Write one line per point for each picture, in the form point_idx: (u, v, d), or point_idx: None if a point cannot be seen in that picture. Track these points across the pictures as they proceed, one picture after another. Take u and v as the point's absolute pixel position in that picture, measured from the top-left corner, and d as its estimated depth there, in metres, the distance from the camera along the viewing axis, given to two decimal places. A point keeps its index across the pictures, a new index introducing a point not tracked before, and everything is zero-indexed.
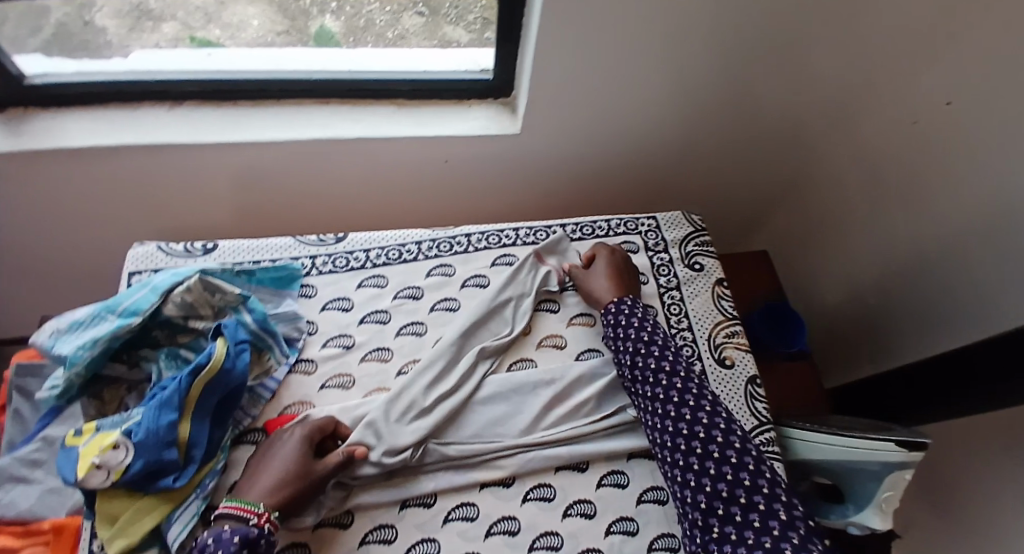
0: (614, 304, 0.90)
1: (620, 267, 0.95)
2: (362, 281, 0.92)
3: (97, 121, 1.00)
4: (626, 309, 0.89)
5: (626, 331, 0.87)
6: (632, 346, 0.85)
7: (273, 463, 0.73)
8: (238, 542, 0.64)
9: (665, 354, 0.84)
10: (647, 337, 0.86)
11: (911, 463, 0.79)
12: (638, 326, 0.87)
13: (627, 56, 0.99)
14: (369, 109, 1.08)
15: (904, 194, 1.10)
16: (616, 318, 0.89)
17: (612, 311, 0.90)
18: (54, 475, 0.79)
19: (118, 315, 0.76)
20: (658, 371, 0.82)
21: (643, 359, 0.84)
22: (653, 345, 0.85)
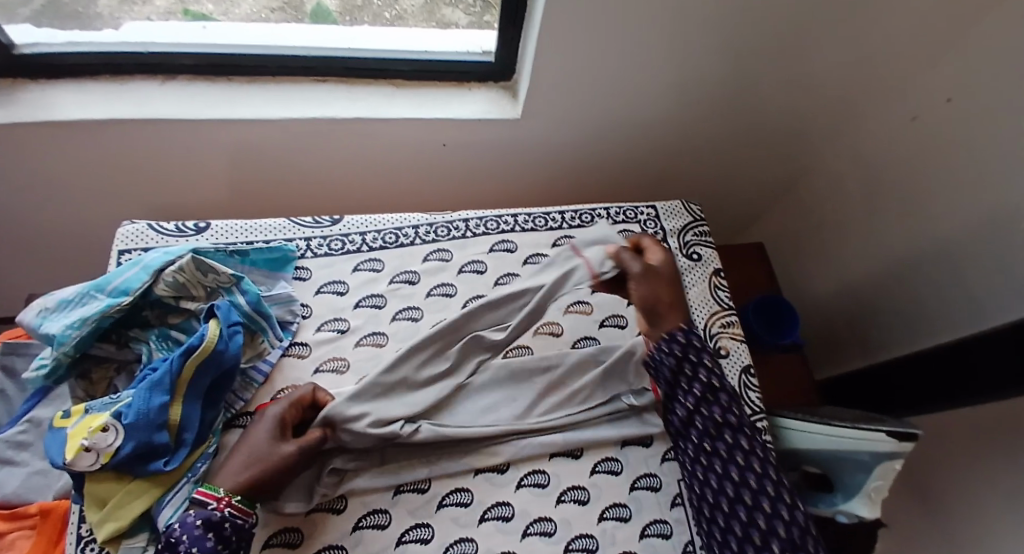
0: (683, 334, 0.82)
1: (673, 279, 0.89)
2: (357, 265, 0.91)
3: (87, 94, 0.98)
4: (695, 344, 0.82)
5: (691, 371, 0.81)
6: (698, 392, 0.80)
7: (244, 443, 0.71)
8: (201, 525, 0.64)
9: (733, 407, 0.79)
10: (715, 384, 0.80)
11: (900, 453, 0.79)
12: (708, 370, 0.81)
13: (633, 43, 0.97)
14: (367, 89, 1.06)
15: (902, 188, 1.09)
16: (682, 353, 0.81)
17: (677, 342, 0.82)
18: (41, 457, 0.78)
19: (108, 295, 0.74)
20: (723, 426, 0.78)
21: (708, 409, 0.79)
22: (721, 393, 0.80)
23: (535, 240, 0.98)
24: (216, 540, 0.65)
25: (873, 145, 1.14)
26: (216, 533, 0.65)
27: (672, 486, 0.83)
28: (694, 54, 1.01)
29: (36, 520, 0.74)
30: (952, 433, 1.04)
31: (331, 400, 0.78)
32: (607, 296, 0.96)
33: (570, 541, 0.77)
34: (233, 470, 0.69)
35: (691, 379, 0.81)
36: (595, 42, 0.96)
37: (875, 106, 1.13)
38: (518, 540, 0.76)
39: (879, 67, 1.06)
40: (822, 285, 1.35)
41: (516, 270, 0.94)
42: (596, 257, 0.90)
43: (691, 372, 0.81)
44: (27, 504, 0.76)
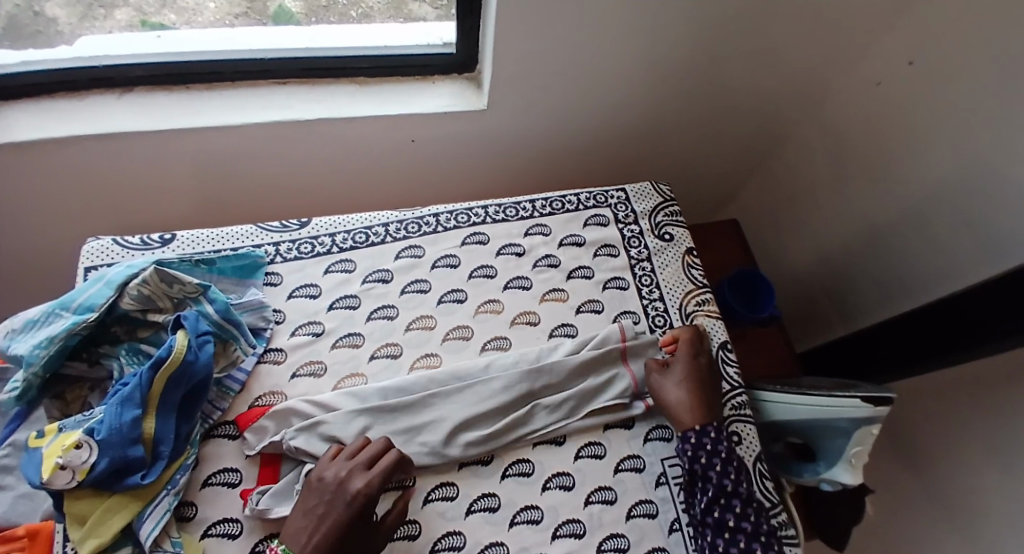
0: (697, 434, 0.81)
1: (698, 378, 0.85)
2: (329, 267, 0.90)
3: (42, 113, 0.96)
4: (710, 446, 0.80)
5: (704, 473, 0.79)
6: (711, 494, 0.77)
7: (329, 513, 0.68)
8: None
9: (747, 513, 0.77)
10: (731, 488, 0.78)
11: (877, 418, 0.81)
12: (722, 473, 0.79)
13: (595, 26, 0.97)
14: (329, 88, 1.05)
15: (870, 156, 1.11)
16: (695, 454, 0.80)
17: (690, 443, 0.80)
18: (26, 480, 0.72)
19: (73, 312, 0.73)
20: (736, 530, 0.76)
21: (722, 513, 0.77)
22: (735, 498, 0.78)
23: (507, 231, 0.98)
24: None
25: (842, 115, 1.15)
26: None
27: (656, 466, 0.84)
28: (656, 34, 1.01)
29: (24, 543, 0.69)
30: (933, 394, 1.05)
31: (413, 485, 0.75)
32: (582, 282, 0.96)
33: (558, 527, 0.77)
34: (319, 542, 0.66)
35: (706, 480, 0.79)
36: (555, 27, 0.95)
37: (840, 75, 1.14)
38: (506, 530, 0.76)
39: (842, 36, 1.06)
40: (798, 256, 1.36)
41: (488, 262, 0.94)
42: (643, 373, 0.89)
43: (704, 474, 0.79)
44: (13, 529, 0.70)
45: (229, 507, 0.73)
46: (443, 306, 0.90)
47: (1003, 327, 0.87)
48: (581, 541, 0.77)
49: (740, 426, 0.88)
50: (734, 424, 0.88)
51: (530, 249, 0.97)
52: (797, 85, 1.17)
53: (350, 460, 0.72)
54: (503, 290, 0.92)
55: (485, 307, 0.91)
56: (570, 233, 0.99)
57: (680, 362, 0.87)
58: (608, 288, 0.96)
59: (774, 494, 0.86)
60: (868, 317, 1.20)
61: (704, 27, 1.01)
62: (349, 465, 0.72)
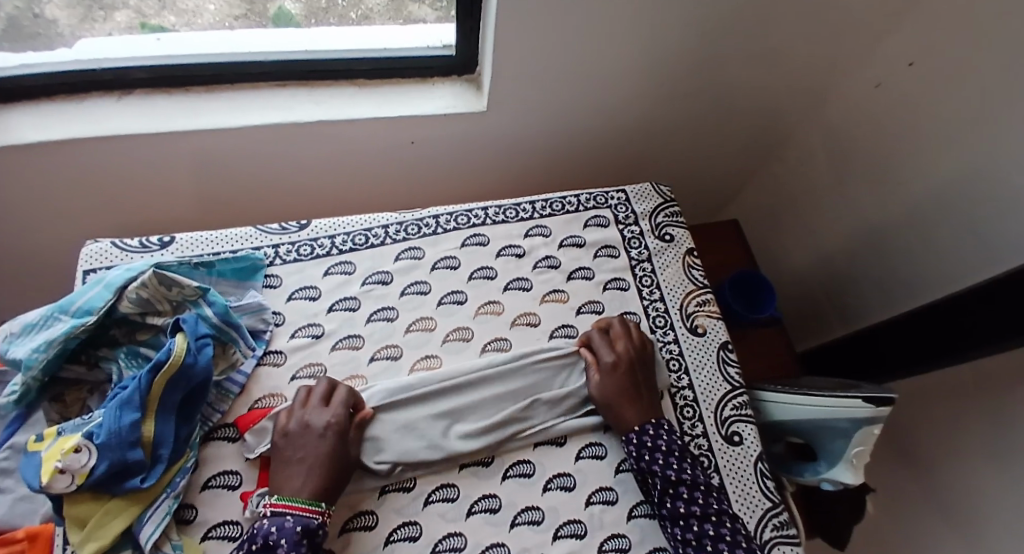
0: (637, 435, 0.80)
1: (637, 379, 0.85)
2: (328, 268, 0.90)
3: (43, 115, 0.96)
4: (649, 442, 0.79)
5: (649, 469, 0.78)
6: (659, 485, 0.77)
7: (308, 452, 0.72)
8: (300, 532, 0.66)
9: (696, 498, 0.76)
10: (675, 476, 0.77)
11: (879, 418, 0.81)
12: (665, 464, 0.78)
13: (595, 27, 0.96)
14: (329, 90, 1.06)
15: (871, 156, 1.10)
16: (638, 452, 0.79)
17: (632, 441, 0.80)
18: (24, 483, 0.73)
19: (72, 315, 0.73)
20: (688, 516, 0.75)
21: (673, 503, 0.76)
22: (682, 486, 0.77)
23: (507, 232, 0.97)
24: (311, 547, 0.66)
25: (843, 115, 1.15)
26: (310, 541, 0.67)
27: None
28: (655, 35, 1.01)
29: (24, 546, 0.69)
30: (935, 394, 1.05)
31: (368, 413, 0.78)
32: (582, 283, 0.95)
33: (559, 528, 0.77)
34: (310, 480, 0.70)
35: (653, 473, 0.78)
36: (555, 29, 0.95)
37: (841, 75, 1.14)
38: (506, 531, 0.76)
39: (842, 37, 1.06)
40: (799, 255, 1.35)
41: (488, 263, 0.94)
42: None
43: (649, 470, 0.78)
44: (12, 530, 0.71)
45: (229, 509, 0.73)
46: (443, 307, 0.90)
47: (1003, 328, 0.86)
48: (582, 541, 0.77)
49: (741, 426, 0.88)
50: (736, 424, 0.88)
51: (530, 250, 0.96)
52: (797, 85, 1.17)
53: (305, 406, 0.76)
54: (503, 291, 0.92)
55: (485, 308, 0.91)
56: (570, 234, 0.99)
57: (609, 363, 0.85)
58: (609, 289, 0.96)
59: (775, 494, 0.85)
60: (869, 317, 1.19)
61: (703, 28, 1.01)
62: (306, 409, 0.76)
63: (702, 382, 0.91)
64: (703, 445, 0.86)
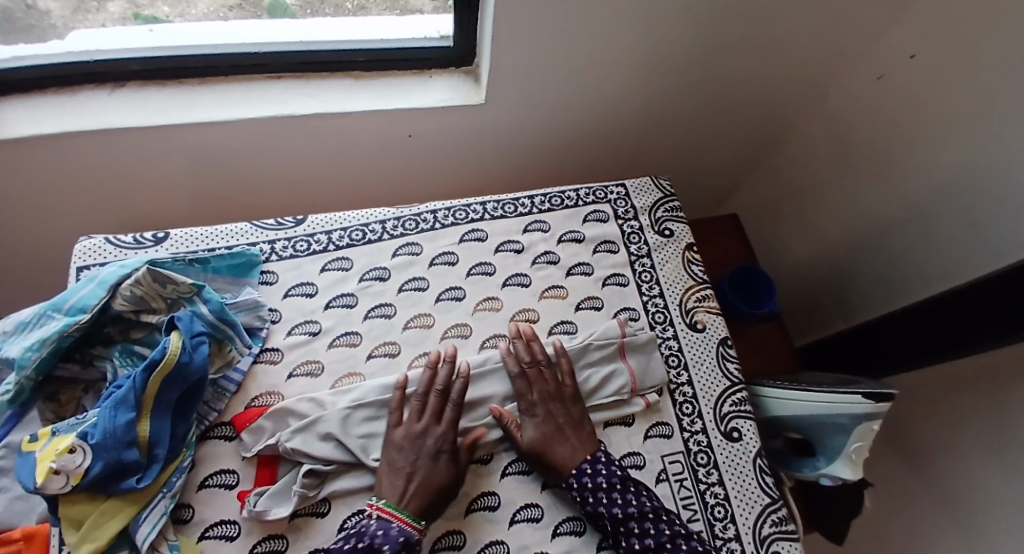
0: (575, 478, 0.76)
1: (561, 420, 0.80)
2: (325, 265, 0.89)
3: (35, 109, 0.95)
4: (589, 481, 0.75)
5: (595, 508, 0.74)
6: (610, 523, 0.74)
7: (419, 464, 0.73)
8: (401, 543, 0.67)
9: (648, 530, 0.73)
10: (621, 512, 0.74)
11: (878, 414, 0.81)
12: (609, 502, 0.74)
13: (595, 17, 0.95)
14: (326, 83, 1.04)
15: (871, 149, 1.10)
16: (581, 495, 0.75)
17: (574, 486, 0.75)
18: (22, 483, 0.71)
19: (65, 314, 0.72)
20: (647, 549, 0.72)
21: (629, 540, 0.73)
22: (631, 521, 0.73)
23: (505, 227, 0.97)
24: None
25: (844, 107, 1.14)
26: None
27: (656, 463, 0.83)
28: (656, 26, 0.99)
29: (20, 546, 0.68)
30: (935, 388, 1.05)
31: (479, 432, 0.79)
32: (581, 279, 0.95)
33: (558, 525, 0.77)
34: (417, 494, 0.71)
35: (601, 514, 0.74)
36: (554, 21, 0.94)
37: (841, 67, 1.13)
38: (506, 528, 0.76)
39: (844, 29, 1.05)
40: (799, 249, 1.35)
41: (487, 259, 0.93)
42: (640, 368, 0.88)
43: (596, 511, 0.74)
44: (9, 531, 0.69)
45: (227, 508, 0.72)
46: (442, 304, 0.89)
47: (1005, 323, 0.86)
48: (582, 538, 0.76)
49: (740, 422, 0.88)
50: (735, 420, 0.88)
51: (528, 246, 0.96)
52: (798, 78, 1.16)
53: (418, 421, 0.77)
54: (502, 288, 0.92)
55: (484, 304, 0.90)
56: (569, 230, 0.98)
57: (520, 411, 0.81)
58: (608, 285, 0.95)
59: (774, 489, 0.85)
60: (869, 311, 1.19)
61: (705, 20, 1.00)
62: (420, 425, 0.77)
63: (702, 377, 0.90)
64: (702, 441, 0.86)
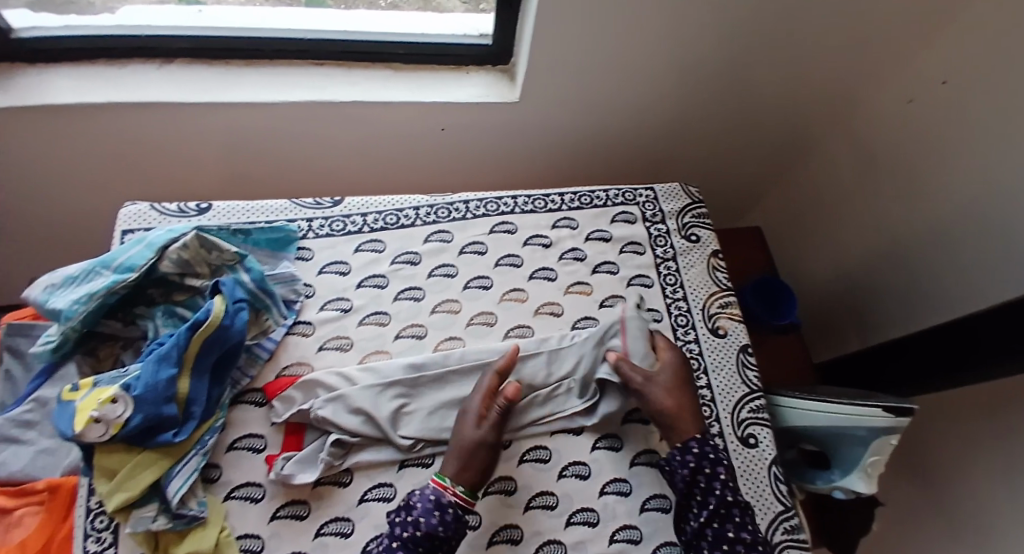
0: (698, 445, 0.79)
1: (682, 381, 0.85)
2: (359, 245, 0.91)
3: (85, 78, 0.98)
4: (711, 455, 0.79)
5: (706, 484, 0.77)
6: (714, 503, 0.76)
7: (457, 431, 0.76)
8: (433, 501, 0.70)
9: (746, 523, 0.76)
10: (730, 498, 0.77)
11: (897, 429, 0.82)
12: (723, 482, 0.77)
13: (632, 24, 0.97)
14: (365, 72, 1.07)
15: (898, 170, 1.10)
16: (698, 464, 0.78)
17: (693, 451, 0.79)
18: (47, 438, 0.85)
19: (113, 271, 0.74)
20: (735, 541, 0.74)
21: (722, 524, 0.75)
22: (735, 508, 0.76)
23: (535, 222, 0.98)
24: (439, 518, 0.68)
25: (872, 129, 1.15)
26: (441, 514, 0.69)
27: None
28: (690, 32, 1.00)
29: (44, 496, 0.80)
30: (951, 413, 1.05)
31: (516, 389, 0.77)
32: (607, 277, 0.96)
33: (571, 515, 0.78)
34: (452, 458, 0.73)
35: (707, 491, 0.77)
36: (591, 24, 0.96)
37: (873, 89, 1.14)
38: (520, 513, 0.77)
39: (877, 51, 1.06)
40: (821, 265, 1.35)
41: (515, 251, 0.95)
42: (636, 350, 0.87)
43: (705, 486, 0.77)
44: (35, 481, 0.82)
45: (253, 471, 0.74)
46: (468, 292, 0.90)
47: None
48: (594, 530, 0.78)
49: (757, 431, 0.88)
50: (752, 427, 0.89)
51: (556, 241, 0.97)
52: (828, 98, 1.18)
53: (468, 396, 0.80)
54: (528, 280, 0.93)
55: (510, 295, 0.92)
56: (597, 228, 0.99)
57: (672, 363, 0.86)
58: (633, 285, 0.96)
59: (787, 498, 0.86)
60: (888, 330, 1.19)
61: (740, 29, 1.01)
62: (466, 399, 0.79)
63: (721, 383, 0.91)
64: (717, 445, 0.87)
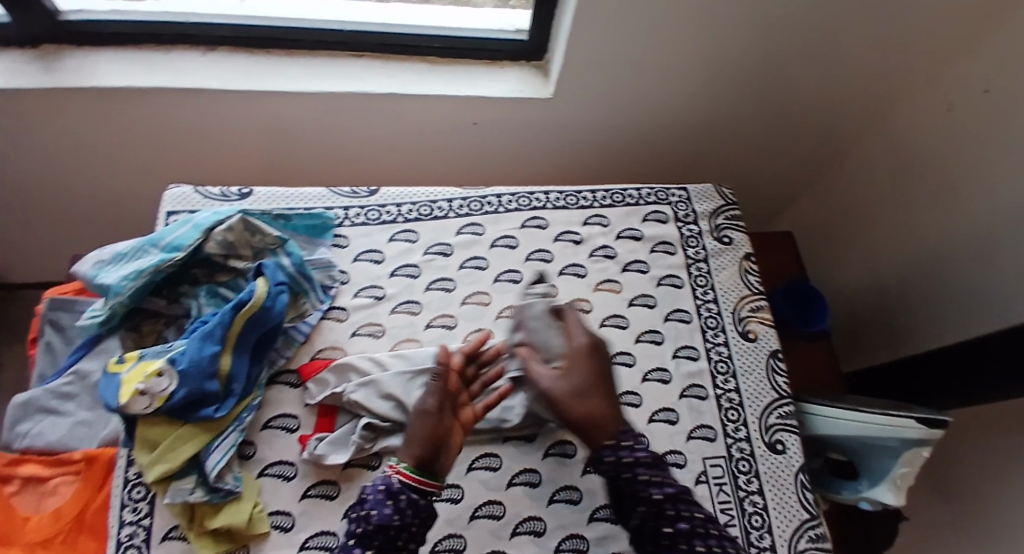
0: (611, 450, 0.71)
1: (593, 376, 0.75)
2: (393, 235, 0.92)
3: (130, 62, 1.01)
4: (626, 454, 0.71)
5: (630, 486, 0.70)
6: (642, 502, 0.69)
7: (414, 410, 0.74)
8: (384, 491, 0.66)
9: (681, 512, 0.68)
10: (657, 492, 0.69)
11: (929, 440, 0.82)
12: (647, 479, 0.70)
13: (669, 23, 0.97)
14: (401, 64, 1.08)
15: (936, 180, 1.08)
16: (615, 469, 0.71)
17: (608, 456, 0.71)
18: (85, 410, 0.88)
19: (161, 250, 0.77)
20: (676, 535, 0.67)
21: (658, 521, 0.68)
22: (665, 501, 0.68)
23: (566, 218, 0.98)
24: (393, 506, 0.65)
25: (909, 137, 1.13)
26: (395, 501, 0.66)
27: (697, 464, 0.85)
28: (727, 33, 1.00)
29: (81, 466, 0.84)
30: (982, 427, 1.03)
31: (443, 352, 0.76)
32: (637, 276, 0.96)
33: (595, 511, 0.79)
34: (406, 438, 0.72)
35: (634, 493, 0.70)
36: (629, 22, 0.96)
37: (912, 96, 1.13)
38: (544, 506, 0.78)
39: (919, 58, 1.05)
40: (852, 273, 1.33)
41: (546, 247, 0.96)
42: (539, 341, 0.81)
43: (630, 489, 0.70)
44: (72, 451, 0.86)
45: (287, 450, 0.76)
46: (499, 285, 0.92)
47: None
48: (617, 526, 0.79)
49: (785, 437, 0.89)
50: (779, 433, 0.89)
51: (587, 238, 0.98)
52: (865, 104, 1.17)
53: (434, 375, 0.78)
54: (558, 276, 0.94)
55: (540, 289, 0.93)
56: (629, 227, 0.99)
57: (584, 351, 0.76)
58: (662, 285, 0.96)
59: (813, 506, 0.86)
60: (918, 341, 1.17)
61: (779, 31, 1.00)
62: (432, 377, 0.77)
63: (750, 387, 0.91)
64: (744, 449, 0.87)
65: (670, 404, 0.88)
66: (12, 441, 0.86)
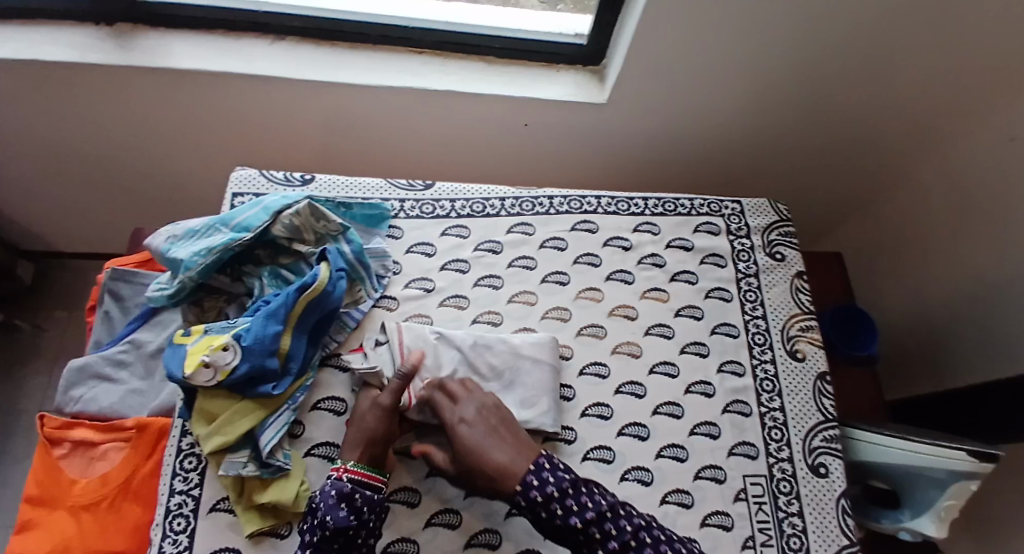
0: (522, 494, 0.67)
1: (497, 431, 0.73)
2: (445, 230, 0.94)
3: (200, 46, 1.04)
4: (537, 493, 0.67)
5: (552, 519, 0.67)
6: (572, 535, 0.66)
7: (364, 412, 0.76)
8: (336, 495, 0.68)
9: (609, 532, 0.66)
10: (579, 522, 0.66)
11: (979, 474, 0.80)
12: (564, 512, 0.66)
13: (733, 35, 0.97)
14: (459, 62, 1.09)
15: (995, 210, 1.05)
16: (533, 508, 0.67)
17: (522, 498, 0.67)
18: (137, 379, 0.92)
19: (231, 229, 0.79)
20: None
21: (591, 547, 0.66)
22: (592, 528, 0.66)
23: (617, 224, 0.98)
24: (349, 509, 0.68)
25: (969, 164, 1.10)
26: (348, 504, 0.68)
27: (737, 481, 0.85)
28: (792, 48, 0.99)
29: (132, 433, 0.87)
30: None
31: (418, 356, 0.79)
32: (685, 286, 0.96)
33: None
34: (358, 440, 0.74)
35: (560, 528, 0.67)
36: (692, 32, 0.96)
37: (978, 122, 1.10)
38: None
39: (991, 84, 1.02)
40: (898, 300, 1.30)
41: (595, 251, 0.96)
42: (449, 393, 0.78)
43: (553, 523, 0.67)
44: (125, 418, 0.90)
45: (334, 433, 0.78)
46: (546, 286, 0.92)
47: None
48: None
49: (828, 461, 0.87)
50: (822, 456, 0.87)
51: (637, 245, 0.97)
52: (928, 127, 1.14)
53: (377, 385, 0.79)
54: (606, 281, 0.94)
55: (586, 293, 0.93)
56: (679, 237, 0.99)
57: (469, 415, 0.75)
58: (711, 297, 0.96)
59: (853, 532, 0.84)
60: (966, 375, 1.14)
61: (846, 48, 0.99)
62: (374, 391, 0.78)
63: (795, 407, 0.90)
64: (786, 469, 0.86)
65: (712, 418, 0.88)
66: (64, 404, 0.90)
